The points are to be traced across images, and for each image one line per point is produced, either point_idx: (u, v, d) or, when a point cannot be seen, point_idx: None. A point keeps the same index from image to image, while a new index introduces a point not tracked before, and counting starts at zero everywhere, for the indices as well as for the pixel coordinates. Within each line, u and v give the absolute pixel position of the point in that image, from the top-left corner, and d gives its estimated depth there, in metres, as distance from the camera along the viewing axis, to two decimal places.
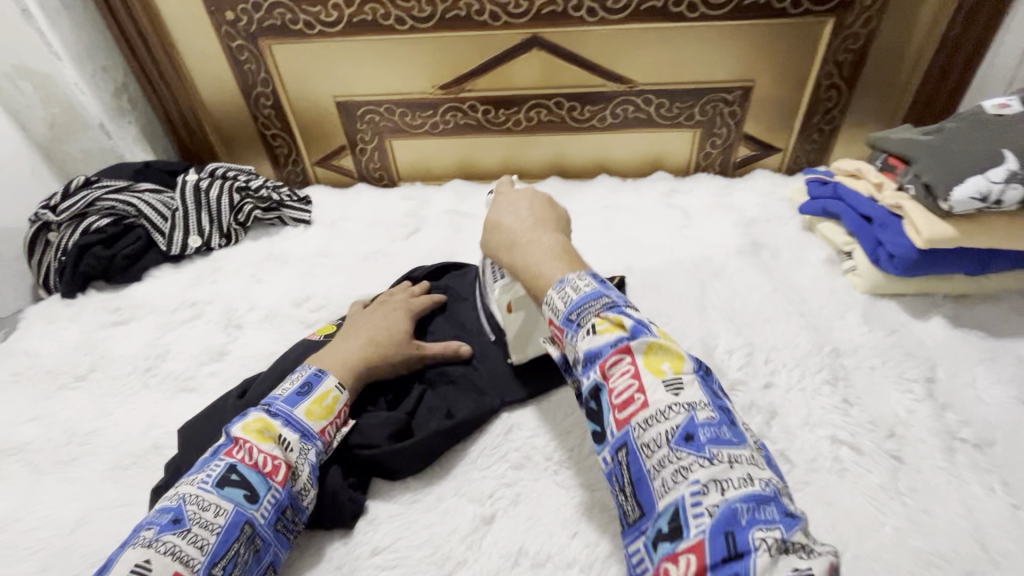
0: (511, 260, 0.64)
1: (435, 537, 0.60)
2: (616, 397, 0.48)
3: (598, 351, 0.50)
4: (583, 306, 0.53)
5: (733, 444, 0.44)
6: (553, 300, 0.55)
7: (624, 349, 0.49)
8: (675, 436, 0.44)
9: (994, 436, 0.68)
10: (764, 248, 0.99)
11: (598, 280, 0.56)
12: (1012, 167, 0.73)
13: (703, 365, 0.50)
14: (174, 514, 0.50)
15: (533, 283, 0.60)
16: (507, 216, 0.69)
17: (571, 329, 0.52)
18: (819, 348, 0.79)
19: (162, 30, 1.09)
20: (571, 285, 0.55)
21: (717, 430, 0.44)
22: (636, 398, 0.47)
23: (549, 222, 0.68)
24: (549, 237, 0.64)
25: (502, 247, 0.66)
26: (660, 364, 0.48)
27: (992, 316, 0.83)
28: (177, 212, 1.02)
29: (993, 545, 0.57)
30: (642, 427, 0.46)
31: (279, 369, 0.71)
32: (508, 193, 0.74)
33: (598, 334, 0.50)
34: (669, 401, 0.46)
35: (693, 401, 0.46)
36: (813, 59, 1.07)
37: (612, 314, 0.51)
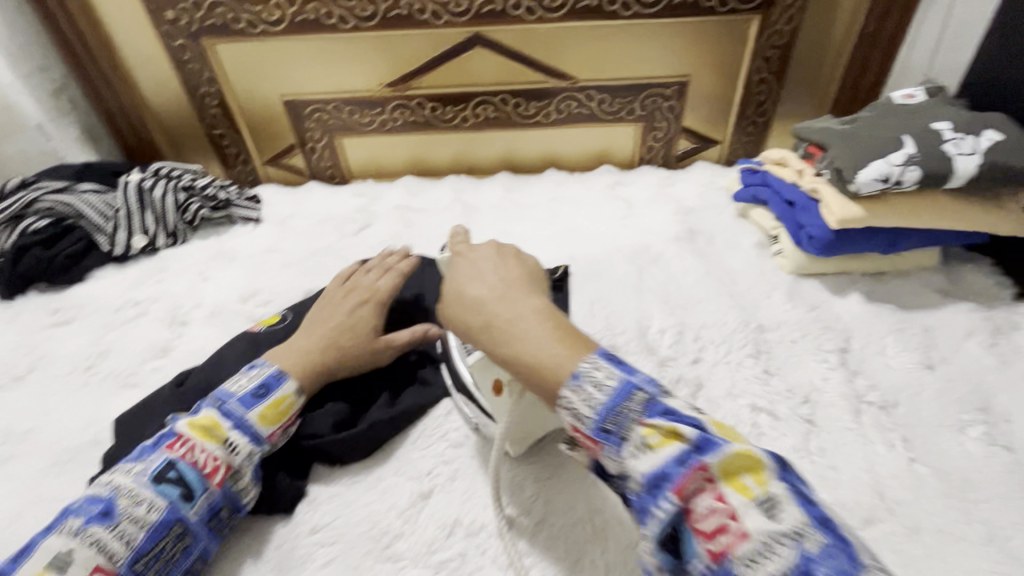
0: (496, 342, 0.55)
1: (374, 513, 0.62)
2: (701, 525, 0.42)
3: (664, 473, 0.44)
4: (619, 411, 0.47)
5: (857, 571, 0.37)
6: (576, 405, 0.49)
7: (697, 465, 0.43)
8: (792, 574, 0.38)
9: (898, 398, 0.73)
10: (701, 235, 1.04)
11: (616, 363, 0.50)
12: (910, 151, 0.80)
13: (781, 460, 0.44)
14: (104, 506, 0.52)
15: (537, 378, 0.51)
16: (472, 284, 0.60)
17: (613, 442, 0.47)
18: (744, 325, 0.83)
19: (101, 29, 1.08)
20: (590, 380, 0.49)
21: (838, 559, 0.37)
22: (727, 526, 0.41)
23: (519, 279, 0.60)
24: (530, 304, 0.56)
25: (478, 327, 0.57)
26: (740, 478, 0.42)
27: (904, 291, 0.89)
28: (120, 211, 1.01)
29: (889, 494, 0.62)
30: (745, 564, 0.39)
31: (219, 360, 0.72)
32: (466, 253, 0.65)
33: (656, 449, 0.45)
34: (771, 529, 0.39)
35: (794, 523, 0.40)
36: (743, 55, 1.13)
37: (660, 421, 0.46)
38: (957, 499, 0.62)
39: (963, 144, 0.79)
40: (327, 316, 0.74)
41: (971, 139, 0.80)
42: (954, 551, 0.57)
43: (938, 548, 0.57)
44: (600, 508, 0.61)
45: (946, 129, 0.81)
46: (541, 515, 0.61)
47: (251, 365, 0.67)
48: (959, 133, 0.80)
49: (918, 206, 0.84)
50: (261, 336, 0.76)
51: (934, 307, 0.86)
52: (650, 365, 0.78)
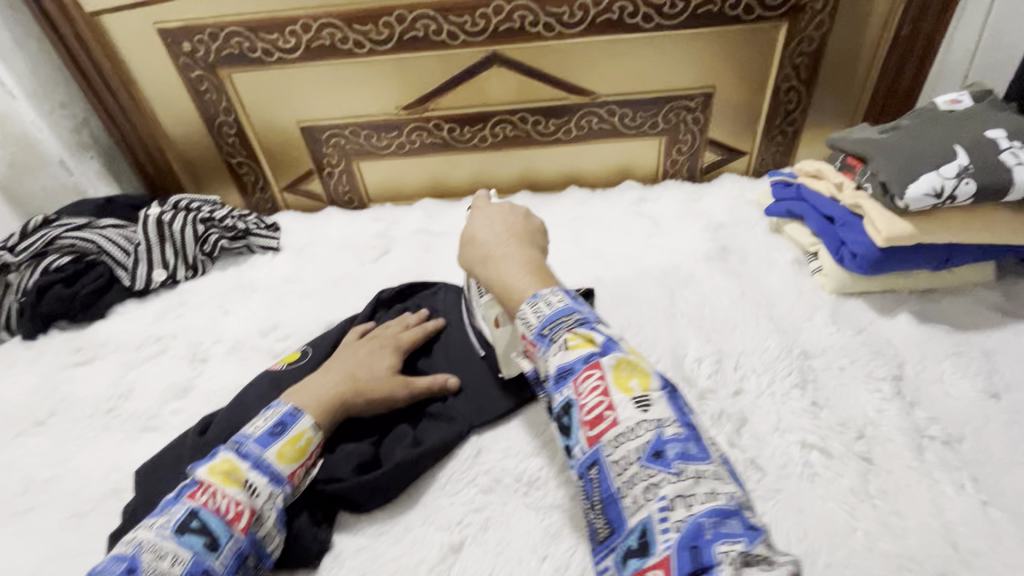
0: (485, 274, 0.66)
1: (402, 569, 0.59)
2: (587, 412, 0.50)
3: (570, 367, 0.52)
4: (555, 321, 0.55)
5: (699, 460, 0.46)
6: (526, 315, 0.57)
7: (596, 364, 0.51)
8: (644, 452, 0.46)
9: (963, 432, 0.68)
10: (733, 253, 0.99)
11: (570, 296, 0.58)
12: (963, 162, 0.74)
13: (671, 381, 0.52)
14: (128, 564, 0.48)
15: (508, 298, 0.62)
16: (481, 231, 0.70)
17: (544, 344, 0.54)
18: (787, 351, 0.78)
19: (119, 63, 1.08)
20: (543, 300, 0.57)
21: (684, 445, 0.46)
22: (606, 415, 0.49)
23: (523, 233, 0.70)
24: (523, 251, 0.66)
25: (475, 262, 0.68)
26: (629, 380, 0.50)
27: (958, 310, 0.83)
28: (140, 247, 1.00)
29: (963, 544, 0.57)
30: (611, 444, 0.47)
31: (240, 404, 0.70)
32: (482, 205, 0.74)
33: (570, 350, 0.52)
34: (636, 417, 0.48)
35: (660, 417, 0.48)
36: (770, 63, 1.09)
37: (584, 330, 0.53)
38: None
39: (1020, 154, 0.74)
40: (349, 355, 0.74)
41: None
42: None
43: None
44: None
45: (1001, 137, 0.76)
46: (581, 571, 0.57)
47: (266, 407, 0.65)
48: (1015, 142, 0.75)
49: (972, 220, 0.78)
50: (282, 377, 0.73)
51: (993, 327, 0.80)
52: (688, 398, 0.74)
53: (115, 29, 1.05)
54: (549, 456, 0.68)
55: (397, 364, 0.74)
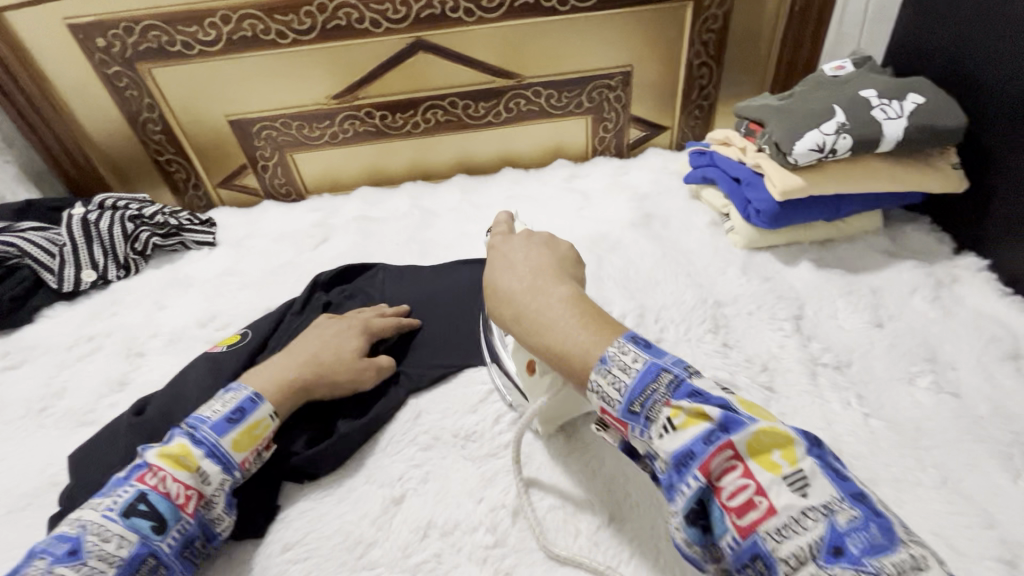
0: (524, 333, 0.55)
1: (347, 524, 0.61)
2: (730, 502, 0.40)
3: (689, 452, 0.41)
4: (647, 393, 0.44)
5: (891, 549, 0.35)
6: (602, 388, 0.46)
7: (725, 445, 0.40)
8: (820, 549, 0.36)
9: (851, 357, 0.76)
10: (656, 219, 1.05)
11: (643, 345, 0.47)
12: (841, 119, 0.83)
13: (813, 438, 0.42)
14: (72, 544, 0.49)
15: (566, 367, 0.50)
16: (505, 277, 0.60)
17: (640, 423, 0.44)
18: (702, 302, 0.85)
19: (30, 62, 1.05)
20: (618, 364, 0.46)
21: (870, 533, 0.36)
22: (756, 502, 0.39)
23: (551, 268, 0.60)
24: (558, 294, 0.55)
25: (508, 318, 0.57)
26: (770, 456, 0.40)
27: (851, 255, 0.92)
28: (65, 247, 0.98)
29: (847, 450, 0.64)
30: (776, 538, 0.38)
31: (181, 384, 0.71)
32: (500, 244, 0.66)
33: (680, 430, 0.42)
34: (800, 504, 0.38)
35: (827, 498, 0.38)
36: (681, 41, 1.16)
37: (687, 402, 0.42)
38: (910, 447, 0.64)
39: (889, 109, 0.83)
40: (315, 336, 0.74)
41: (896, 103, 0.83)
42: (910, 497, 0.59)
43: (896, 496, 0.60)
44: (571, 493, 0.63)
45: (873, 96, 0.84)
46: (514, 508, 0.61)
47: (226, 389, 0.64)
48: (886, 99, 0.84)
49: (854, 171, 0.87)
50: (221, 357, 0.74)
51: (879, 267, 0.89)
52: None
53: (22, 27, 1.01)
54: (484, 414, 0.71)
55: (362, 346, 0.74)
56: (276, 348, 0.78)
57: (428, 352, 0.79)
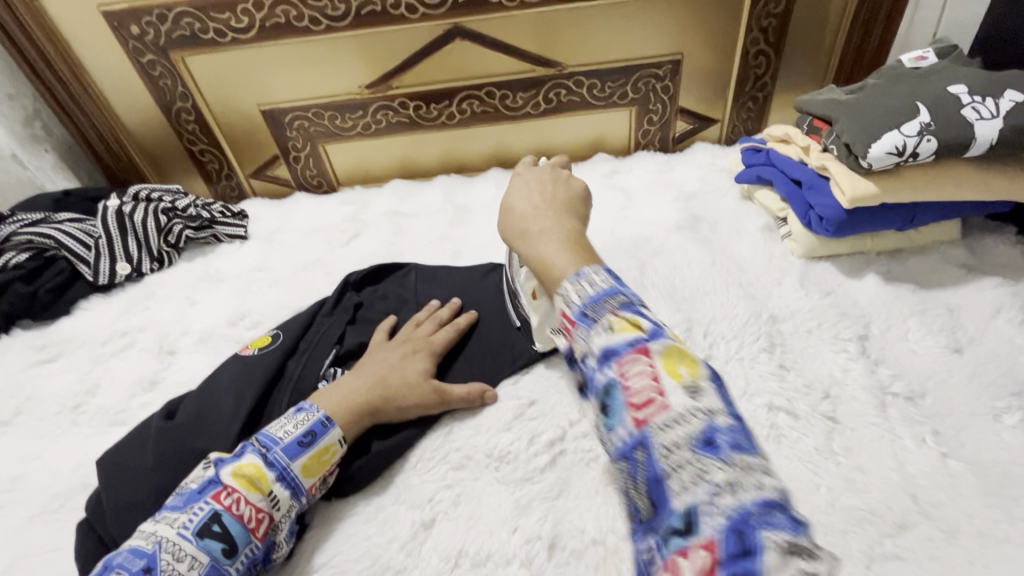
0: (524, 248, 0.61)
1: (375, 548, 0.59)
2: (632, 397, 0.42)
3: (615, 350, 0.44)
4: (599, 301, 0.48)
5: (752, 454, 0.39)
6: (567, 292, 0.51)
7: (645, 349, 0.44)
8: (696, 440, 0.39)
9: (925, 387, 0.69)
10: (703, 222, 0.98)
11: (615, 276, 0.51)
12: (924, 119, 0.74)
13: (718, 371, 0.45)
14: (146, 561, 0.48)
15: (546, 275, 0.56)
16: (520, 200, 0.65)
17: (585, 324, 0.48)
18: (756, 317, 0.79)
19: (67, 50, 1.04)
20: (587, 279, 0.50)
21: (739, 438, 0.39)
22: (655, 400, 0.41)
23: (560, 202, 0.64)
24: (562, 223, 0.60)
25: (514, 235, 0.63)
26: (677, 366, 0.43)
27: (924, 268, 0.84)
28: (100, 239, 0.98)
29: (923, 496, 0.58)
30: (661, 428, 0.40)
31: (212, 389, 0.68)
32: (524, 173, 0.70)
33: (615, 332, 0.45)
34: (690, 405, 0.40)
35: (712, 406, 0.41)
36: (738, 27, 1.06)
37: (629, 312, 0.46)
38: (997, 496, 0.58)
39: (982, 108, 0.73)
40: (380, 357, 0.71)
41: (991, 102, 0.74)
42: (998, 556, 0.53)
43: (981, 554, 0.53)
44: (612, 527, 0.58)
45: (963, 93, 0.75)
46: (550, 540, 0.58)
47: (298, 408, 0.63)
48: (978, 97, 0.74)
49: (935, 177, 0.78)
50: (251, 361, 0.72)
51: (957, 284, 0.80)
52: None
53: (58, 13, 1.00)
54: (521, 437, 0.67)
55: (431, 368, 0.71)
56: (307, 351, 0.74)
57: (463, 356, 0.76)
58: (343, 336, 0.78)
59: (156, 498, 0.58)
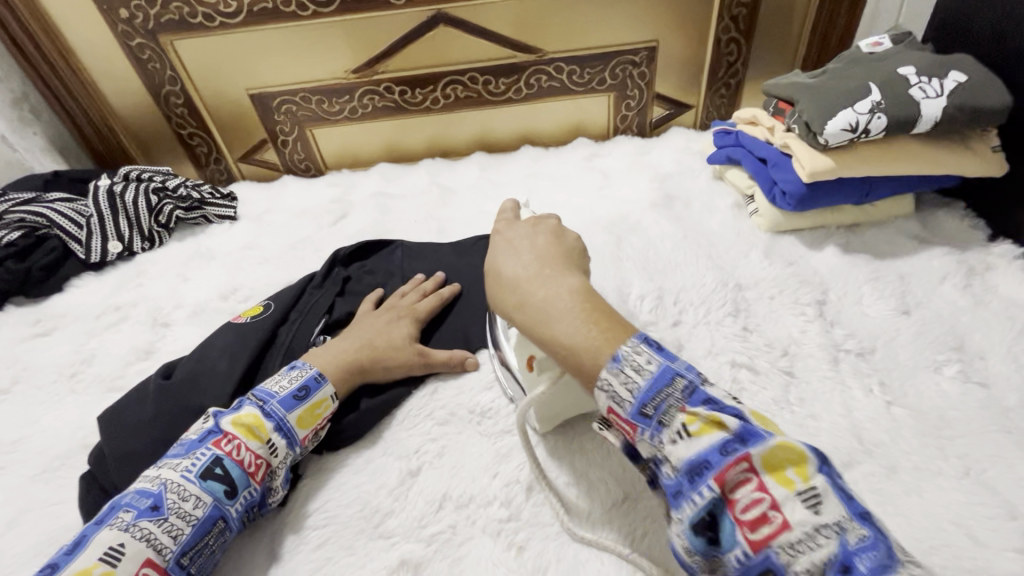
0: (528, 323, 0.52)
1: (365, 494, 0.63)
2: (742, 515, 0.39)
3: (703, 460, 0.41)
4: (659, 396, 0.44)
5: (901, 570, 0.35)
6: (613, 387, 0.45)
7: (741, 456, 0.40)
8: (828, 566, 0.36)
9: (875, 344, 0.74)
10: (677, 201, 1.03)
11: (655, 347, 0.46)
12: (875, 98, 0.80)
13: (822, 455, 0.41)
14: (153, 500, 0.52)
15: (570, 360, 0.48)
16: (509, 263, 0.57)
17: (651, 427, 0.44)
18: (723, 285, 0.84)
19: (56, 33, 1.06)
20: (631, 364, 0.45)
21: (876, 551, 0.36)
22: (770, 516, 0.38)
23: (556, 257, 0.57)
24: (567, 286, 0.52)
25: (512, 307, 0.54)
26: (782, 471, 0.39)
27: (879, 240, 0.89)
28: (92, 218, 1.00)
29: (867, 437, 0.64)
30: (785, 550, 0.37)
31: (207, 353, 0.72)
32: (505, 231, 0.63)
33: (695, 438, 0.42)
34: (813, 521, 0.37)
35: (837, 517, 0.37)
36: (710, 15, 1.12)
37: (701, 409, 0.43)
38: (934, 436, 0.63)
39: (928, 88, 0.79)
40: (365, 323, 0.75)
41: (936, 82, 0.79)
42: (931, 486, 0.59)
43: (916, 485, 0.59)
44: (586, 472, 0.63)
45: (912, 74, 0.81)
46: (528, 484, 0.62)
47: (291, 367, 0.67)
48: (925, 77, 0.80)
49: (886, 153, 0.84)
50: (244, 328, 0.75)
51: (909, 254, 0.86)
52: None
53: None
54: (502, 395, 0.71)
55: (415, 333, 0.74)
56: (298, 320, 0.78)
57: (447, 323, 0.80)
58: (333, 306, 0.82)
59: (155, 450, 0.62)
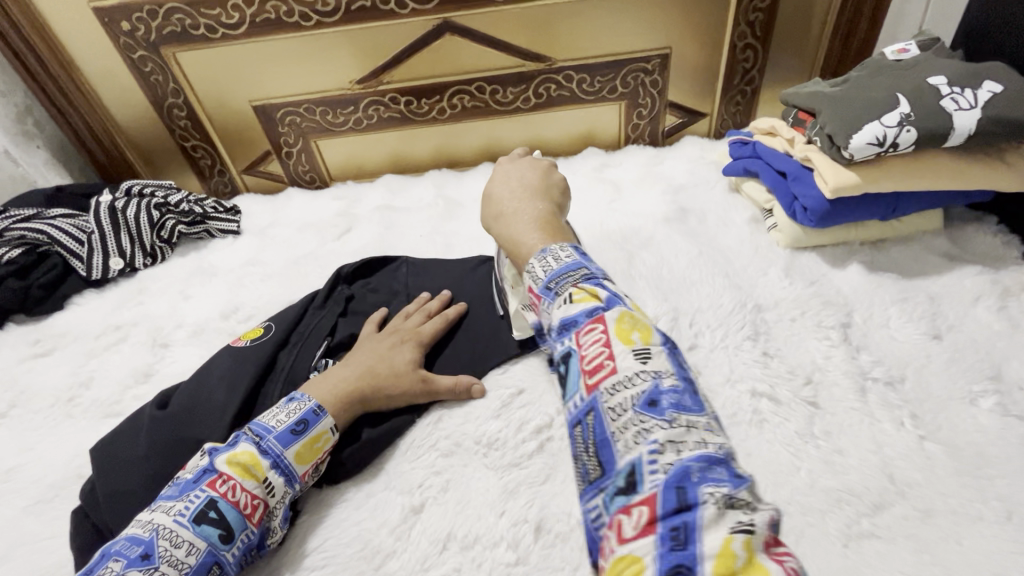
0: (499, 227, 0.68)
1: (366, 532, 0.60)
2: (587, 362, 0.48)
3: (572, 319, 0.51)
4: (562, 276, 0.55)
5: (696, 413, 0.43)
6: (535, 269, 0.57)
7: (600, 320, 0.49)
8: (639, 400, 0.44)
9: (905, 372, 0.70)
10: (691, 214, 0.99)
11: (580, 251, 0.59)
12: (904, 110, 0.75)
13: (671, 340, 0.50)
14: (144, 548, 0.49)
15: (516, 253, 0.64)
16: (500, 186, 0.72)
17: (548, 297, 0.55)
18: (741, 306, 0.80)
19: (58, 46, 1.05)
20: (553, 256, 0.57)
21: (680, 396, 0.44)
22: (606, 364, 0.47)
23: (538, 186, 0.72)
24: (533, 207, 0.68)
25: (492, 216, 0.70)
26: (629, 334, 0.48)
27: (906, 258, 0.85)
28: (93, 235, 0.98)
29: (900, 476, 0.60)
30: (609, 391, 0.45)
31: (205, 379, 0.69)
32: (508, 160, 0.77)
33: (574, 303, 0.52)
34: (636, 368, 0.46)
35: (659, 370, 0.46)
36: (725, 21, 1.08)
37: (588, 286, 0.53)
38: (971, 476, 0.59)
39: (961, 99, 0.75)
40: (368, 347, 0.72)
41: (970, 92, 0.75)
42: (970, 533, 0.54)
43: (954, 531, 0.55)
44: None
45: (943, 84, 0.77)
46: (537, 523, 0.59)
47: (290, 398, 0.64)
48: (957, 88, 0.76)
49: (914, 166, 0.79)
50: (244, 353, 0.73)
51: (939, 273, 0.82)
52: None
53: (49, 9, 1.01)
54: (509, 424, 0.68)
55: (419, 358, 0.72)
56: (299, 343, 0.75)
57: (452, 346, 0.77)
58: (335, 328, 0.79)
59: (148, 486, 0.59)
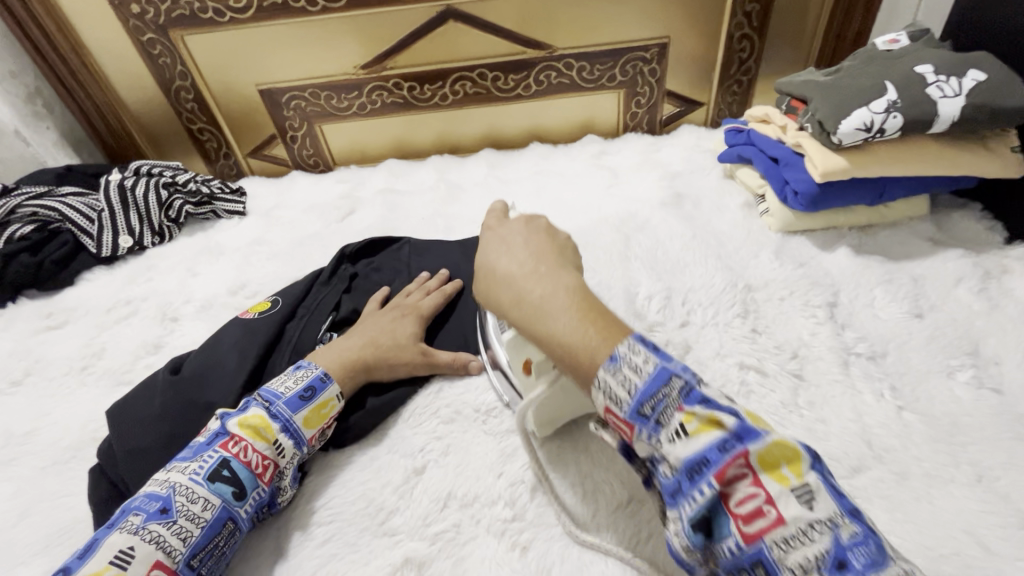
0: (525, 321, 0.49)
1: (370, 491, 0.63)
2: (736, 509, 0.37)
3: (701, 458, 0.38)
4: (656, 395, 0.41)
5: (891, 562, 0.34)
6: (609, 387, 0.42)
7: (739, 453, 0.37)
8: (825, 562, 0.34)
9: (886, 348, 0.73)
10: (686, 199, 1.02)
11: (652, 346, 0.43)
12: (891, 97, 0.78)
13: (814, 451, 0.39)
14: (163, 503, 0.52)
15: (571, 362, 0.44)
16: (502, 259, 0.54)
17: (647, 426, 0.41)
18: (732, 286, 0.83)
19: (68, 27, 1.07)
20: (628, 364, 0.41)
21: (871, 546, 0.34)
22: (764, 511, 0.36)
23: (551, 253, 0.54)
24: (565, 282, 0.49)
25: (507, 306, 0.50)
26: (777, 467, 0.37)
27: (893, 242, 0.88)
28: (103, 213, 1.01)
29: (877, 442, 0.63)
30: (782, 547, 0.35)
31: (216, 348, 0.72)
32: (496, 227, 0.60)
33: (692, 437, 0.39)
34: (808, 516, 0.35)
35: (831, 512, 0.35)
36: (722, 11, 1.10)
37: (699, 407, 0.39)
38: (945, 443, 0.62)
39: (946, 86, 0.77)
40: (371, 321, 0.75)
41: (955, 80, 0.78)
42: (942, 493, 0.58)
43: (926, 492, 0.58)
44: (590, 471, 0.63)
45: (929, 72, 0.79)
46: (533, 484, 0.62)
47: (297, 367, 0.67)
48: (943, 76, 0.78)
49: (900, 152, 0.82)
50: (253, 324, 0.75)
51: (923, 256, 0.85)
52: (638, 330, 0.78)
53: None
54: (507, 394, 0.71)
55: (420, 331, 0.74)
56: (305, 316, 0.78)
57: (452, 322, 0.80)
58: (340, 303, 0.82)
59: (166, 444, 0.62)
